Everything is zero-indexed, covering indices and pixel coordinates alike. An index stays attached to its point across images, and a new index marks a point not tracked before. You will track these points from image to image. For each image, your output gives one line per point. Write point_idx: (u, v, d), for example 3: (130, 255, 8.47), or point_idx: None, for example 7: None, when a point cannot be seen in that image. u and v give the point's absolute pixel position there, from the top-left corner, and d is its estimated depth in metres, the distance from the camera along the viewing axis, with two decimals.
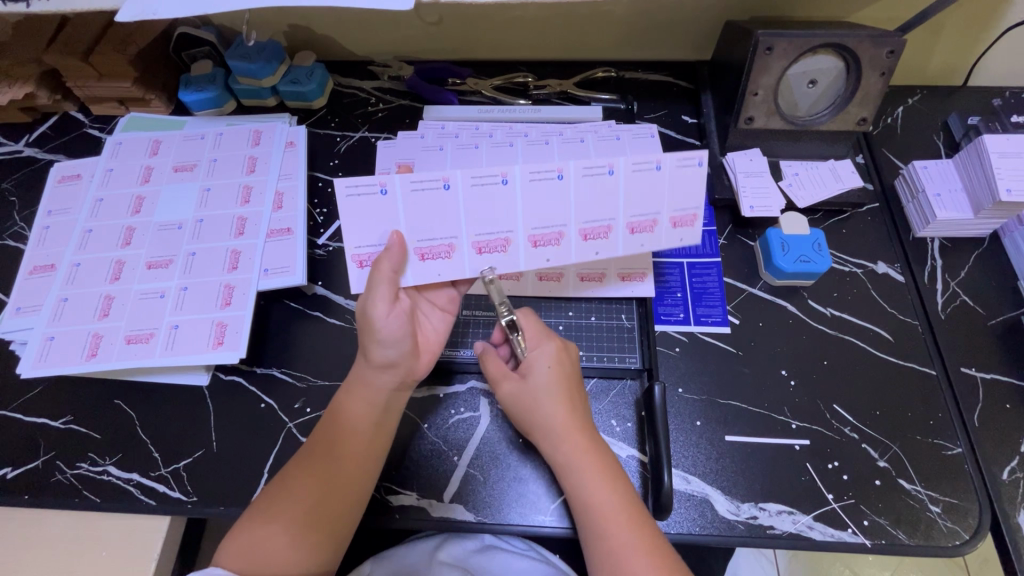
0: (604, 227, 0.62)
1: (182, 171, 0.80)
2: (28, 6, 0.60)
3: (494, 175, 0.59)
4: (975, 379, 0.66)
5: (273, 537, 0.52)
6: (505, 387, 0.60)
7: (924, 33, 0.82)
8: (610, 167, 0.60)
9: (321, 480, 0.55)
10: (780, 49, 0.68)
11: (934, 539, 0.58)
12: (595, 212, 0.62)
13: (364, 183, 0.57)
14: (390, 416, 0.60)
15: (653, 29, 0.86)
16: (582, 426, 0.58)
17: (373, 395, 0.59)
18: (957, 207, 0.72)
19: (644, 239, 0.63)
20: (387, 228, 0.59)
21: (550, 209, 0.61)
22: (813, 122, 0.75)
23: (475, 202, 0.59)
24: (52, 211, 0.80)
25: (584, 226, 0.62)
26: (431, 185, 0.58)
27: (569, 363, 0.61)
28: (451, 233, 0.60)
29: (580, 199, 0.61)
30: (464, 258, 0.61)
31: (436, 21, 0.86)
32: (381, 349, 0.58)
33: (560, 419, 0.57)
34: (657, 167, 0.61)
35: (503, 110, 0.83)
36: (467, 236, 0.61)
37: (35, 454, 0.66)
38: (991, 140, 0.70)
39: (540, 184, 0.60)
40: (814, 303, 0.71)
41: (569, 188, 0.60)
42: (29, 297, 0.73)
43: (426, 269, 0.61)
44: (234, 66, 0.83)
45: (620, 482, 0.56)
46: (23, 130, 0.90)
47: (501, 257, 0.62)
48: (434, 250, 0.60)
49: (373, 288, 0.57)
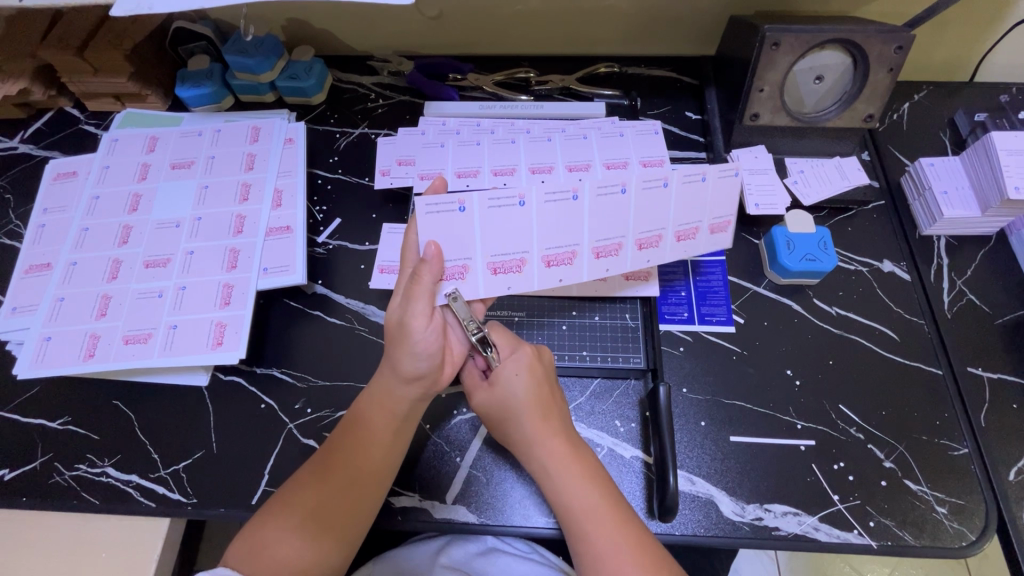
0: (655, 236, 0.63)
1: (180, 169, 0.79)
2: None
3: (565, 191, 0.59)
4: (982, 379, 0.66)
5: (280, 539, 0.52)
6: (478, 397, 0.59)
7: (931, 28, 0.81)
8: (664, 179, 0.60)
9: (336, 484, 0.55)
10: (787, 44, 0.66)
11: (940, 540, 0.58)
12: (650, 222, 0.62)
13: (444, 200, 0.56)
14: (410, 423, 0.59)
15: (656, 23, 0.85)
16: (554, 431, 0.57)
17: (393, 403, 0.58)
18: (964, 205, 0.72)
19: (689, 246, 0.64)
20: (468, 242, 0.58)
21: (609, 222, 0.61)
22: (819, 119, 0.74)
23: (548, 217, 0.59)
24: (48, 209, 0.78)
25: (639, 236, 0.62)
26: (507, 202, 0.58)
27: (544, 368, 0.60)
28: (522, 248, 0.60)
29: (640, 210, 0.61)
30: (534, 272, 0.61)
31: (436, 15, 0.85)
32: (412, 360, 0.56)
33: (530, 429, 0.57)
34: (702, 179, 0.62)
35: (505, 106, 0.82)
36: (538, 250, 0.61)
37: (33, 455, 0.65)
38: (999, 137, 0.69)
39: (605, 199, 0.60)
40: (820, 302, 0.71)
41: (631, 201, 0.61)
42: (26, 296, 0.72)
43: (499, 281, 0.61)
44: (233, 61, 0.82)
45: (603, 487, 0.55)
46: (17, 126, 0.89)
47: (567, 270, 0.62)
48: (506, 264, 0.60)
49: (414, 300, 0.55)
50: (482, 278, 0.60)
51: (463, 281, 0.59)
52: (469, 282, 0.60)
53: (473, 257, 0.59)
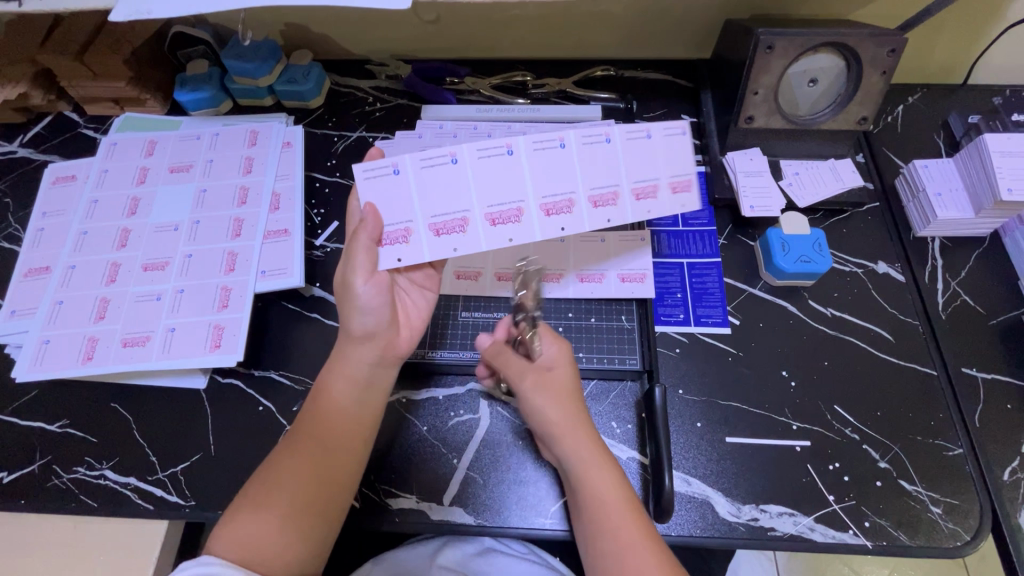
0: (611, 193, 0.61)
1: (178, 172, 0.79)
2: (20, 5, 0.61)
3: (500, 147, 0.59)
4: (976, 380, 0.66)
5: (260, 525, 0.51)
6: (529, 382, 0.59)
7: (925, 30, 0.81)
8: (606, 134, 0.60)
9: (307, 457, 0.55)
10: (780, 48, 0.67)
11: (935, 540, 0.58)
12: (600, 178, 0.60)
13: (378, 165, 0.58)
14: (374, 392, 0.60)
15: (652, 27, 0.86)
16: (573, 411, 0.58)
17: (353, 370, 0.59)
18: (957, 206, 0.72)
19: (649, 205, 0.61)
20: (406, 204, 0.59)
21: (557, 177, 0.60)
22: (813, 122, 0.74)
23: (485, 174, 0.59)
24: (47, 212, 0.79)
25: (591, 193, 0.61)
26: (439, 161, 0.58)
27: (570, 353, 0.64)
28: (462, 207, 0.60)
29: (585, 166, 0.60)
30: (477, 232, 0.60)
31: (433, 19, 0.85)
32: (359, 317, 0.58)
33: (552, 407, 0.58)
34: (648, 136, 0.60)
35: (502, 109, 0.83)
36: (479, 209, 0.60)
37: (32, 457, 0.66)
38: (992, 139, 0.70)
39: (545, 153, 0.59)
40: (815, 303, 0.71)
41: (571, 156, 0.60)
42: (25, 299, 0.72)
43: (444, 243, 0.60)
44: (230, 66, 0.82)
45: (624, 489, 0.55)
46: (17, 130, 0.89)
47: (516, 229, 0.61)
48: (449, 224, 0.60)
49: (354, 258, 0.57)
50: (425, 240, 0.59)
51: (406, 245, 0.59)
52: (413, 246, 0.59)
53: (413, 220, 0.59)
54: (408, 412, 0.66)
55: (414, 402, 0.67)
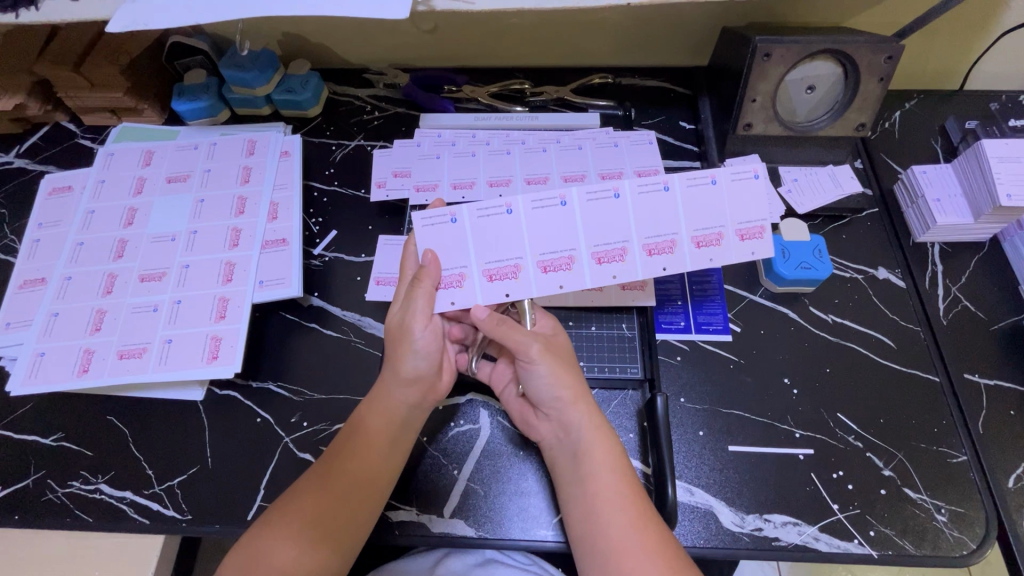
0: (668, 242, 0.60)
1: (176, 182, 0.79)
2: (18, 17, 0.62)
3: (553, 198, 0.59)
4: (979, 385, 0.66)
5: (275, 548, 0.52)
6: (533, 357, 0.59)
7: (921, 37, 0.82)
8: (665, 184, 0.59)
9: (334, 489, 0.55)
10: (778, 55, 0.67)
11: (941, 549, 0.58)
12: (655, 228, 0.60)
13: (436, 213, 0.58)
14: (408, 432, 0.60)
15: (649, 35, 0.86)
16: (568, 376, 0.59)
17: (392, 409, 0.59)
18: (957, 212, 0.72)
19: (712, 253, 0.61)
20: (463, 251, 0.59)
21: (610, 228, 0.60)
22: (811, 129, 0.74)
23: (539, 223, 0.59)
24: (43, 223, 0.78)
25: (646, 241, 0.60)
26: (496, 211, 0.59)
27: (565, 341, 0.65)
28: (515, 253, 0.60)
29: (640, 216, 0.60)
30: (531, 278, 0.60)
31: (431, 28, 0.85)
32: (412, 360, 0.60)
33: (545, 367, 0.58)
34: (712, 182, 0.60)
35: (500, 118, 0.83)
36: (532, 257, 0.60)
37: (26, 471, 0.65)
38: (989, 144, 0.70)
39: (598, 204, 0.59)
40: (816, 310, 0.71)
41: (627, 205, 0.60)
42: (19, 312, 0.72)
43: (496, 289, 0.60)
44: (228, 75, 0.82)
45: (624, 471, 0.55)
46: (13, 141, 0.89)
47: (566, 276, 0.60)
48: (502, 270, 0.60)
49: (409, 305, 0.59)
50: (479, 285, 0.59)
51: (460, 289, 0.59)
52: (466, 291, 0.59)
53: (468, 265, 0.59)
54: None
55: None
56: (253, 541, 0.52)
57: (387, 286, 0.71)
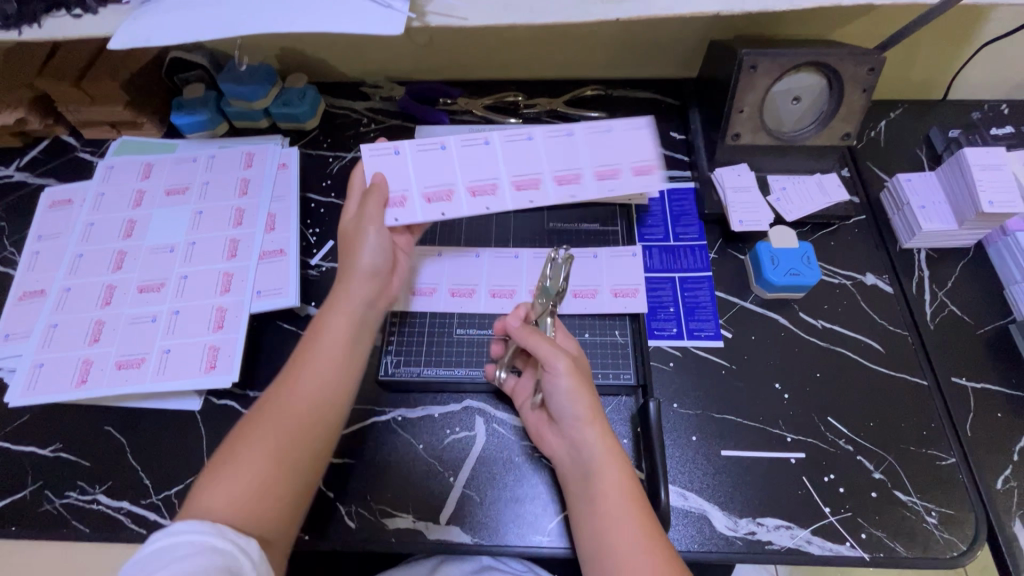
0: (576, 173, 0.64)
1: (175, 195, 0.80)
2: (21, 34, 0.64)
3: (477, 139, 0.65)
4: (966, 389, 0.67)
5: (234, 485, 0.49)
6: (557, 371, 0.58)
7: (903, 48, 0.84)
8: (569, 129, 0.65)
9: (291, 414, 0.53)
10: (764, 67, 0.69)
11: (931, 550, 0.58)
12: (565, 161, 0.64)
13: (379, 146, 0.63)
14: (365, 330, 0.60)
15: (639, 49, 0.88)
16: (587, 394, 0.57)
17: (348, 304, 0.58)
18: (941, 219, 0.74)
19: (612, 184, 0.63)
20: (403, 178, 0.63)
21: (526, 161, 0.64)
22: (798, 138, 0.76)
23: (468, 159, 0.64)
24: (43, 236, 0.79)
25: (557, 172, 0.64)
26: (430, 147, 0.64)
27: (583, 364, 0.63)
28: (448, 180, 0.63)
29: (551, 154, 0.65)
30: (462, 201, 0.63)
31: (426, 42, 0.87)
32: (366, 256, 0.60)
33: (569, 381, 0.57)
34: (608, 130, 0.65)
35: (494, 129, 0.84)
36: (463, 182, 0.63)
37: (23, 483, 0.65)
38: (971, 152, 0.72)
39: (515, 144, 0.65)
40: (805, 315, 0.72)
41: (538, 146, 0.65)
42: (18, 323, 0.72)
43: (433, 209, 0.62)
44: (227, 89, 0.84)
45: (636, 490, 0.54)
46: (14, 155, 0.90)
47: (492, 200, 0.63)
48: (438, 193, 0.63)
49: (361, 216, 0.60)
50: (419, 206, 0.62)
51: (403, 208, 0.61)
52: (408, 210, 0.62)
53: (409, 189, 0.62)
54: (404, 431, 0.66)
55: (409, 420, 0.67)
56: (210, 480, 0.49)
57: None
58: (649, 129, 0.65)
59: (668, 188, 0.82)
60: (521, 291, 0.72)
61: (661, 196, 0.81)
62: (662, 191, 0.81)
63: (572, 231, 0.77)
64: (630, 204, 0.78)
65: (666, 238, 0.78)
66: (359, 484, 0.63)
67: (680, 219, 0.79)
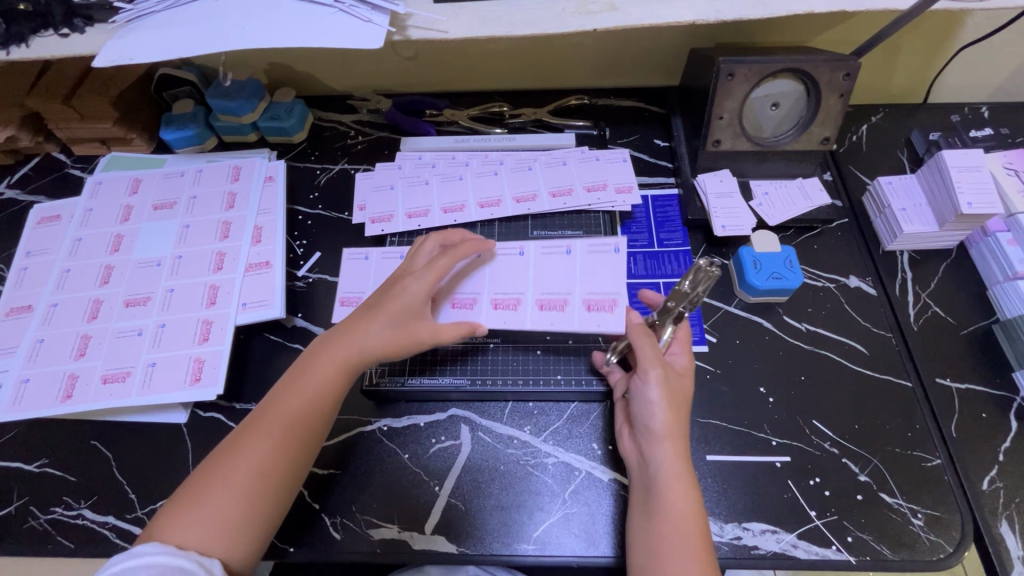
0: (532, 194, 0.79)
1: (162, 209, 0.81)
2: (8, 54, 0.65)
3: (455, 173, 0.82)
4: (950, 389, 0.67)
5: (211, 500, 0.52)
6: (653, 375, 0.57)
7: (881, 54, 0.85)
8: (530, 165, 0.82)
9: (271, 431, 0.55)
10: (741, 75, 0.70)
11: (918, 553, 0.58)
12: (524, 186, 0.80)
13: (380, 182, 0.82)
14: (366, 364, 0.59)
15: (622, 58, 0.89)
16: (673, 410, 0.57)
17: (357, 347, 0.58)
18: (922, 221, 0.74)
19: (565, 201, 0.79)
20: (392, 202, 0.80)
21: (491, 186, 0.80)
22: (777, 143, 0.77)
23: (446, 188, 0.80)
24: (32, 251, 0.80)
25: (516, 194, 0.79)
26: (417, 182, 0.81)
27: (681, 388, 0.59)
28: (426, 203, 0.79)
29: (513, 182, 0.81)
30: (436, 218, 0.78)
31: (411, 56, 0.89)
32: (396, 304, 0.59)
33: (658, 392, 0.57)
34: (565, 164, 0.82)
35: (479, 139, 0.85)
36: (438, 205, 0.79)
37: (8, 499, 0.65)
38: (949, 155, 0.73)
39: (484, 178, 0.81)
40: (789, 319, 0.72)
41: (502, 178, 0.81)
42: (5, 338, 0.72)
43: (411, 224, 0.78)
44: (214, 105, 0.85)
45: (699, 518, 0.53)
46: (5, 172, 0.91)
47: (460, 216, 0.78)
48: (417, 211, 0.79)
49: (435, 267, 0.60)
50: (400, 221, 0.78)
51: (388, 223, 0.78)
52: (391, 225, 0.78)
53: (395, 209, 0.79)
54: (390, 440, 0.66)
55: (395, 430, 0.67)
56: (188, 501, 0.52)
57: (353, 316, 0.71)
58: (628, 161, 0.82)
59: (652, 195, 0.83)
60: (483, 299, 0.65)
61: (645, 203, 0.82)
62: (646, 197, 0.82)
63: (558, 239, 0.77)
64: (615, 210, 0.79)
65: (650, 244, 0.78)
66: (344, 495, 0.63)
67: (664, 225, 0.80)
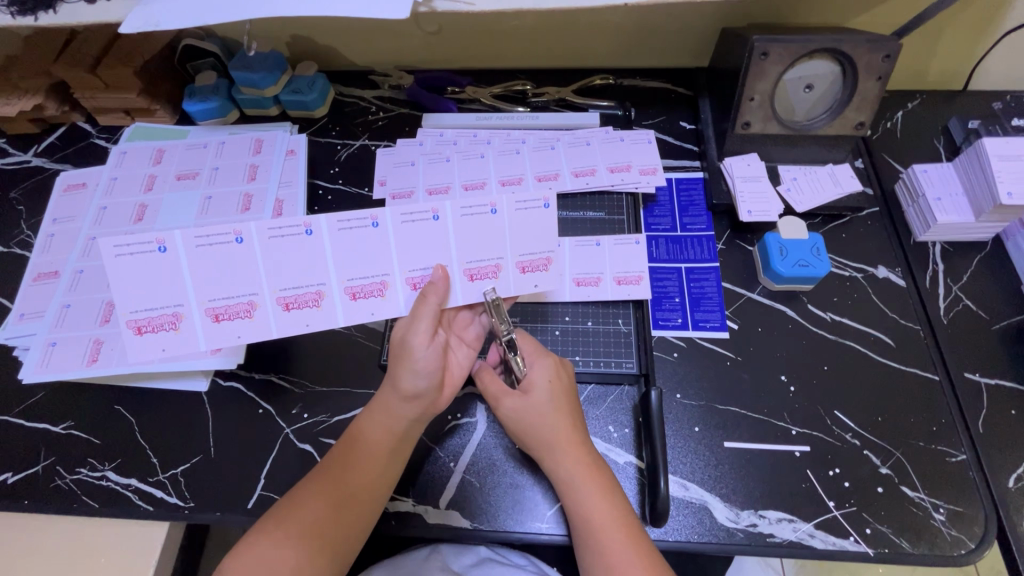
0: (553, 174, 0.78)
1: (185, 180, 0.81)
2: (36, 19, 0.64)
3: (476, 152, 0.81)
4: (979, 384, 0.65)
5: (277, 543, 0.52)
6: (508, 402, 0.60)
7: (922, 37, 0.82)
8: (553, 143, 0.81)
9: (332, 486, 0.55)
10: (775, 54, 0.68)
11: (939, 547, 0.57)
12: (547, 165, 0.79)
13: (401, 160, 0.82)
14: (407, 444, 0.60)
15: (650, 37, 0.87)
16: (549, 423, 0.58)
17: (393, 423, 0.59)
18: (957, 211, 0.72)
19: (588, 180, 0.77)
20: (414, 178, 0.79)
21: (513, 164, 0.79)
22: (809, 127, 0.74)
23: (466, 166, 0.79)
24: (58, 218, 0.81)
25: (537, 173, 0.78)
26: (438, 159, 0.81)
27: (567, 378, 0.61)
28: (446, 179, 0.78)
29: (535, 161, 0.79)
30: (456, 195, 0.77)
31: (435, 30, 0.87)
32: (413, 378, 0.58)
33: (512, 412, 0.60)
34: (588, 144, 0.81)
35: (501, 117, 0.84)
36: (458, 181, 0.78)
37: (35, 459, 0.67)
38: (991, 143, 0.70)
39: (506, 156, 0.80)
40: (814, 308, 0.71)
41: (525, 157, 0.80)
42: (33, 303, 0.74)
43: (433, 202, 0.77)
44: (237, 76, 0.84)
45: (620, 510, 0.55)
46: (32, 140, 0.92)
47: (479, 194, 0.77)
48: (438, 188, 0.78)
49: (419, 317, 0.59)
50: (420, 199, 0.77)
51: (408, 200, 0.78)
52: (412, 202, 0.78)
53: (416, 185, 0.79)
54: None
55: None
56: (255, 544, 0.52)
57: (364, 301, 0.62)
58: (653, 142, 0.80)
59: (676, 177, 0.81)
60: (396, 279, 0.62)
61: (670, 186, 0.80)
62: (670, 180, 0.81)
63: (580, 219, 0.76)
64: (638, 192, 0.78)
65: (673, 228, 0.77)
66: None
67: (688, 209, 0.78)
